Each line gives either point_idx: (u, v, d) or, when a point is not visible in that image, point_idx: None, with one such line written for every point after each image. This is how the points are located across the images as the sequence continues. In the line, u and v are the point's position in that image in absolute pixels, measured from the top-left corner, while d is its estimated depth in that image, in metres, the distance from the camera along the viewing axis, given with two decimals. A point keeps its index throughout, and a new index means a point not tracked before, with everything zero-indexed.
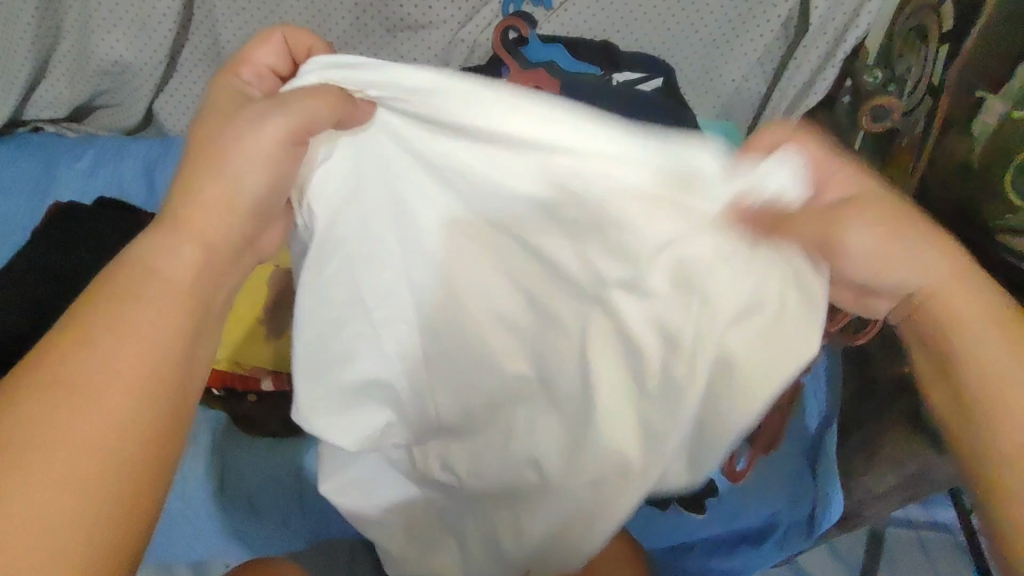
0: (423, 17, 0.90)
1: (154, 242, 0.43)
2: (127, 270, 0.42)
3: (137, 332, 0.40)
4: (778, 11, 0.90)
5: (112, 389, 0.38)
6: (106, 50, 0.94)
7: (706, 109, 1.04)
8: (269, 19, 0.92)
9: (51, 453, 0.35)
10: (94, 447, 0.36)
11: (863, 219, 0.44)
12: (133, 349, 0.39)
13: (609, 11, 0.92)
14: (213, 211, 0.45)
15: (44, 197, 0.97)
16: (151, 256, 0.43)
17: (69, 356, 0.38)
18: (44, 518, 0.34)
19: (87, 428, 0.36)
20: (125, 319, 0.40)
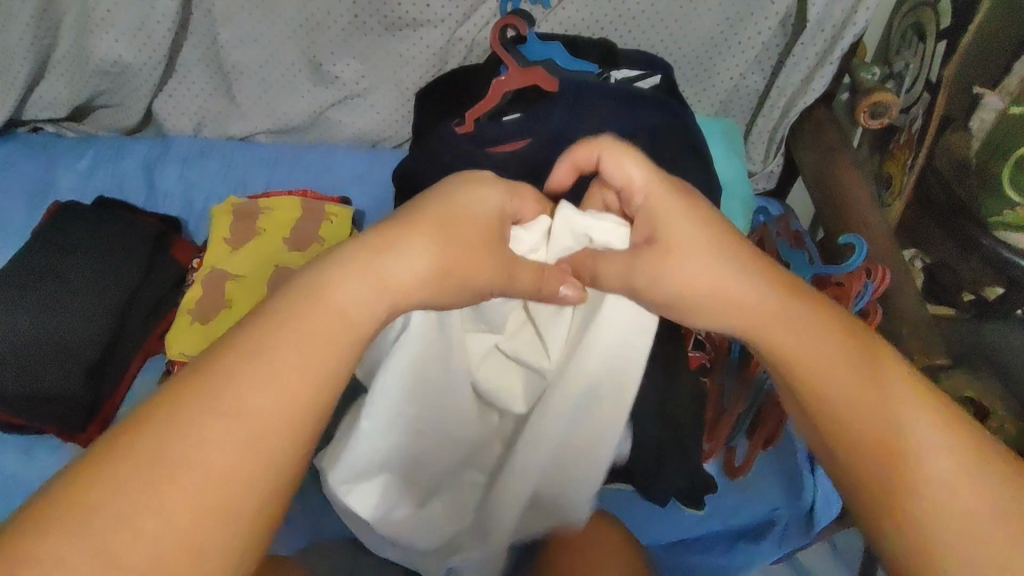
0: (421, 16, 0.90)
1: (295, 299, 0.42)
2: (292, 306, 0.42)
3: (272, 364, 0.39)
4: (776, 8, 0.90)
5: (218, 450, 0.37)
6: (105, 50, 0.94)
7: (704, 107, 1.04)
8: (267, 18, 0.92)
9: (186, 480, 0.36)
10: (209, 497, 0.36)
11: (729, 269, 0.49)
12: (242, 423, 0.37)
13: (607, 8, 0.92)
14: (366, 280, 0.43)
15: (44, 197, 0.97)
16: (299, 301, 0.42)
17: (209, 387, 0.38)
18: (158, 560, 0.34)
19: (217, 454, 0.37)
20: (259, 372, 0.39)
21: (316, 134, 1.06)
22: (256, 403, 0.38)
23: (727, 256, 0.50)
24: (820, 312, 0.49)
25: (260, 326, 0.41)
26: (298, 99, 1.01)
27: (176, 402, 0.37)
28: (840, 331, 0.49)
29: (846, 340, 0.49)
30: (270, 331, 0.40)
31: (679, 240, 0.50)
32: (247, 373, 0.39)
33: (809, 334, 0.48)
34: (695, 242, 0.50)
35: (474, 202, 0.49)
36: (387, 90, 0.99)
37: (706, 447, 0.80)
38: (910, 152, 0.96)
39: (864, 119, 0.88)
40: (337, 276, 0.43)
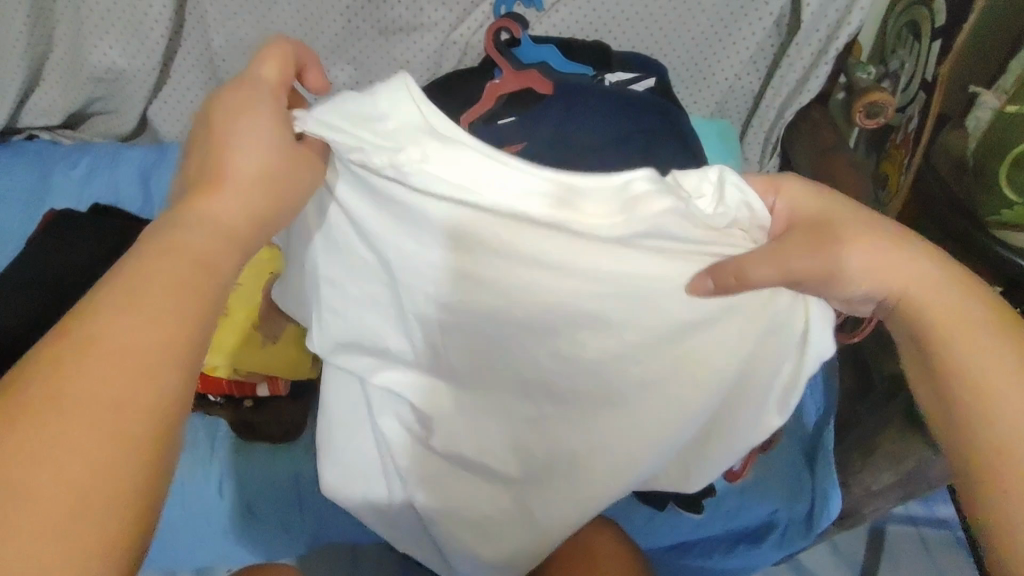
0: (414, 20, 0.90)
1: (140, 266, 0.40)
2: (151, 256, 0.40)
3: (173, 310, 0.39)
4: (769, 8, 0.90)
5: (104, 402, 0.35)
6: (99, 58, 0.94)
7: (699, 108, 1.04)
8: (260, 24, 0.92)
9: (88, 424, 0.34)
10: (92, 449, 0.34)
11: (810, 261, 0.47)
12: (114, 363, 0.36)
13: (601, 10, 0.92)
14: (240, 207, 0.45)
15: (39, 205, 0.97)
16: (148, 265, 0.40)
17: (105, 324, 0.37)
18: (49, 523, 0.32)
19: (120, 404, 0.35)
20: (155, 313, 0.38)
21: None
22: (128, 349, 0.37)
23: (802, 255, 0.47)
24: (867, 244, 0.48)
25: (107, 298, 0.38)
26: None
27: (47, 373, 0.35)
28: (876, 251, 0.48)
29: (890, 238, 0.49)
30: (130, 282, 0.39)
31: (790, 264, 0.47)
32: (126, 327, 0.37)
33: (884, 257, 0.48)
34: (777, 253, 0.47)
35: (262, 129, 0.46)
36: None
37: None
38: (905, 153, 0.94)
39: (860, 119, 0.87)
40: (198, 208, 0.43)
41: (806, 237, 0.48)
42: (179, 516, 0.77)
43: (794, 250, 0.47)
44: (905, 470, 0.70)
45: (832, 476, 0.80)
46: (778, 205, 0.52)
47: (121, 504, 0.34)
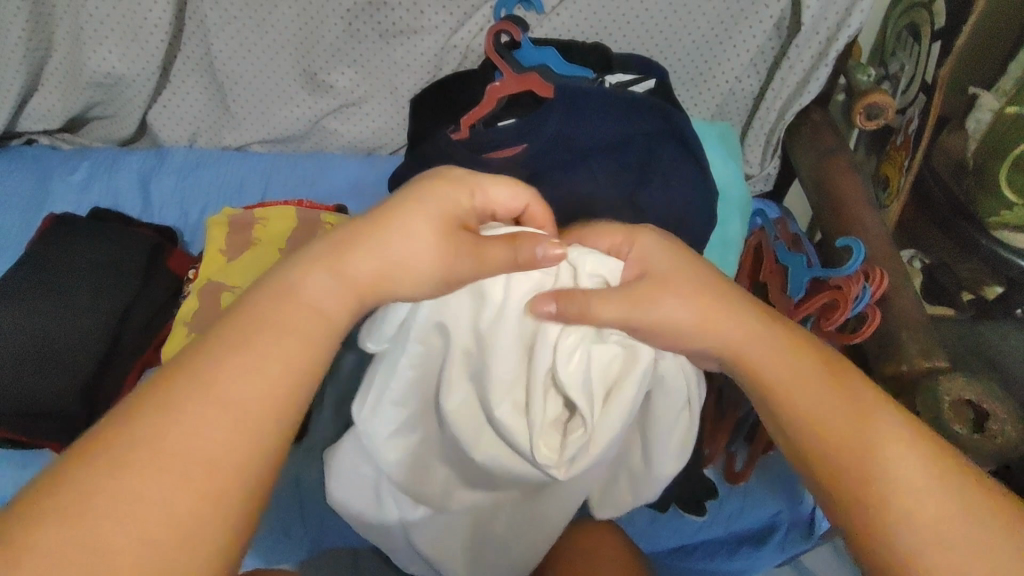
0: (415, 23, 0.90)
1: (258, 318, 0.40)
2: (274, 301, 0.41)
3: (275, 361, 0.38)
4: (770, 11, 0.90)
5: (219, 440, 0.35)
6: (98, 62, 0.94)
7: (700, 111, 1.04)
8: (260, 28, 0.92)
9: (190, 468, 0.34)
10: (199, 482, 0.34)
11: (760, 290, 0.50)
12: (229, 407, 0.36)
13: (601, 13, 0.92)
14: (372, 264, 0.43)
15: (39, 210, 0.97)
16: (269, 312, 0.40)
17: (215, 368, 0.37)
18: (139, 563, 0.31)
19: (215, 450, 0.35)
20: (256, 363, 0.38)
21: (311, 143, 1.06)
22: (246, 395, 0.37)
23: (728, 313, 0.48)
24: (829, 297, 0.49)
25: (224, 341, 0.38)
26: (293, 108, 1.01)
27: (155, 411, 0.35)
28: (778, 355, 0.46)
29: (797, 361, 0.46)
30: (247, 326, 0.39)
31: (664, 304, 0.48)
32: (242, 366, 0.38)
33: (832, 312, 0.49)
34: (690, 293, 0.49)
35: (410, 230, 0.44)
36: (382, 99, 0.99)
37: (706, 453, 0.81)
38: (905, 154, 0.94)
39: (860, 121, 0.87)
40: (334, 270, 0.42)
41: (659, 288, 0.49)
42: None
43: (682, 291, 0.49)
44: None
45: None
46: None
47: (207, 551, 0.33)
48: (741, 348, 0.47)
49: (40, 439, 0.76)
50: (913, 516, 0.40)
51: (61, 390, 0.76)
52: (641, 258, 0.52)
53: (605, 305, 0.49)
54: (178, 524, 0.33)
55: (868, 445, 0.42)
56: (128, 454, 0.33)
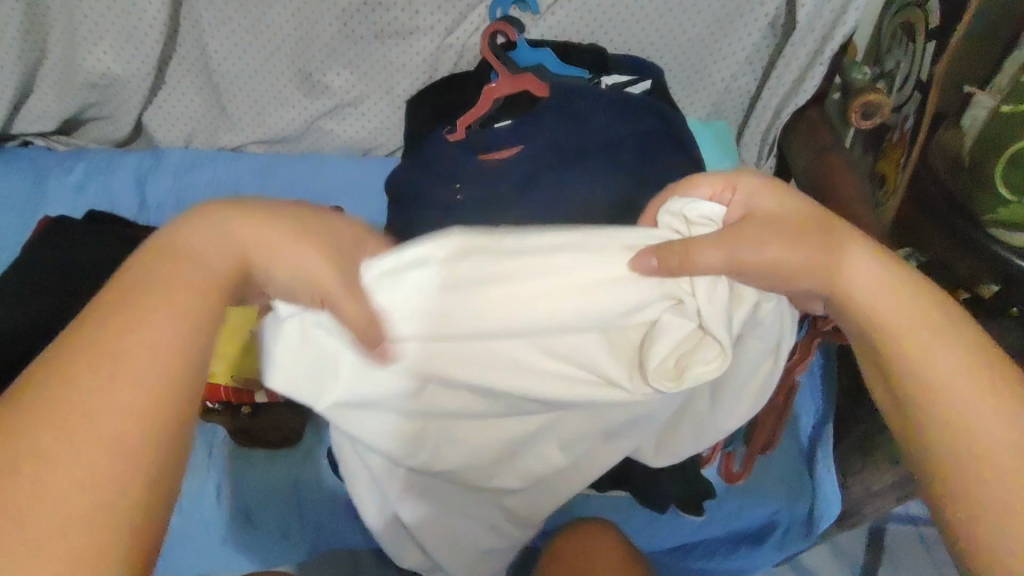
0: (410, 23, 0.90)
1: (147, 266, 0.42)
2: (148, 253, 0.43)
3: (168, 328, 0.40)
4: (765, 9, 0.90)
5: (127, 376, 0.37)
6: (93, 63, 0.94)
7: (696, 109, 1.04)
8: (255, 30, 0.92)
9: (84, 439, 0.35)
10: (130, 413, 0.37)
11: (805, 254, 0.49)
12: (140, 344, 0.39)
13: (597, 12, 0.92)
14: (249, 239, 0.45)
15: (34, 212, 0.97)
16: (155, 260, 0.42)
17: (100, 340, 0.38)
18: (56, 532, 0.33)
19: (110, 422, 0.36)
20: (152, 335, 0.39)
21: (307, 143, 1.06)
22: (148, 335, 0.39)
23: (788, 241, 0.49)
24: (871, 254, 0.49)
25: (128, 288, 0.40)
26: (289, 108, 1.01)
27: (32, 391, 0.36)
28: (863, 264, 0.49)
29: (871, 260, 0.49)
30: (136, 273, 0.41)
31: (757, 246, 0.48)
32: (146, 314, 0.40)
33: (869, 273, 0.49)
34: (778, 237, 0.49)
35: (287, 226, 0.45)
36: (378, 99, 0.99)
37: (706, 453, 0.79)
38: (902, 152, 0.94)
39: (856, 119, 0.87)
40: (180, 244, 0.43)
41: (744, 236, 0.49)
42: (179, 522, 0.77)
43: (777, 228, 0.49)
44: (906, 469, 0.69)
45: (832, 476, 0.80)
46: (735, 197, 0.53)
47: (124, 523, 0.35)
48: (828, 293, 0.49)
49: None
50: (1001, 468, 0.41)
51: None
52: (746, 199, 0.52)
53: (706, 247, 0.48)
54: (115, 454, 0.36)
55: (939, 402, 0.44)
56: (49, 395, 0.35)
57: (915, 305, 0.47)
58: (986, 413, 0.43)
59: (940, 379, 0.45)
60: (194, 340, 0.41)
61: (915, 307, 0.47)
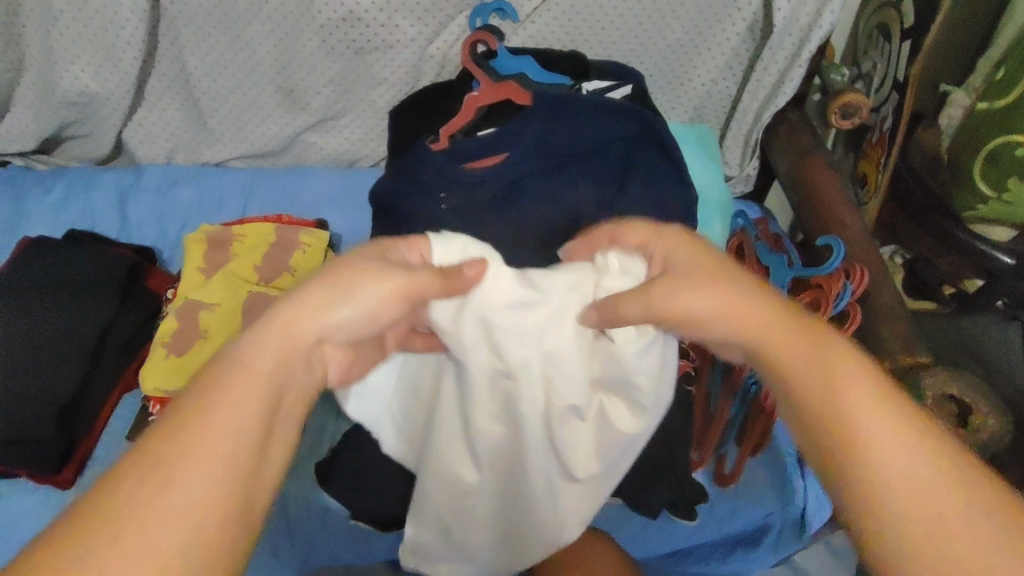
0: (391, 36, 0.90)
1: (299, 297, 0.44)
2: (201, 393, 0.40)
3: (225, 434, 0.39)
4: (743, 14, 0.91)
5: (240, 412, 0.40)
6: (71, 81, 0.92)
7: (678, 114, 1.05)
8: (235, 45, 0.92)
9: (159, 526, 0.35)
10: (225, 455, 0.38)
11: (734, 293, 0.47)
12: (243, 374, 0.41)
13: (576, 20, 0.92)
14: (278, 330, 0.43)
15: (15, 231, 0.96)
16: (341, 277, 0.45)
17: (170, 453, 0.37)
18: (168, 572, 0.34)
19: (201, 501, 0.37)
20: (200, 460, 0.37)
21: (290, 157, 1.06)
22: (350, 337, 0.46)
23: (705, 260, 0.49)
24: (701, 285, 0.47)
25: (288, 309, 0.44)
26: (271, 124, 1.00)
27: (120, 483, 0.36)
28: (781, 331, 0.46)
29: (791, 322, 0.47)
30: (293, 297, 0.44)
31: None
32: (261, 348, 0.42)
33: (715, 301, 0.47)
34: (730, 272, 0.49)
35: (327, 298, 0.45)
36: (361, 111, 0.99)
37: (696, 457, 0.81)
38: (882, 152, 0.94)
39: (835, 120, 0.88)
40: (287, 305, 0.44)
41: (679, 267, 0.50)
42: None
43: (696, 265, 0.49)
44: None
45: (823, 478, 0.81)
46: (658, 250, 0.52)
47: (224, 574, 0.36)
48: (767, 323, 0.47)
49: (18, 468, 0.74)
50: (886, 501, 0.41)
51: (37, 416, 0.75)
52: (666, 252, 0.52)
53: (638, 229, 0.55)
54: (203, 504, 0.37)
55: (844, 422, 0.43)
56: (174, 431, 0.38)
57: (842, 361, 0.45)
58: (903, 444, 0.42)
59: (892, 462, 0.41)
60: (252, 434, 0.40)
61: (803, 345, 0.46)
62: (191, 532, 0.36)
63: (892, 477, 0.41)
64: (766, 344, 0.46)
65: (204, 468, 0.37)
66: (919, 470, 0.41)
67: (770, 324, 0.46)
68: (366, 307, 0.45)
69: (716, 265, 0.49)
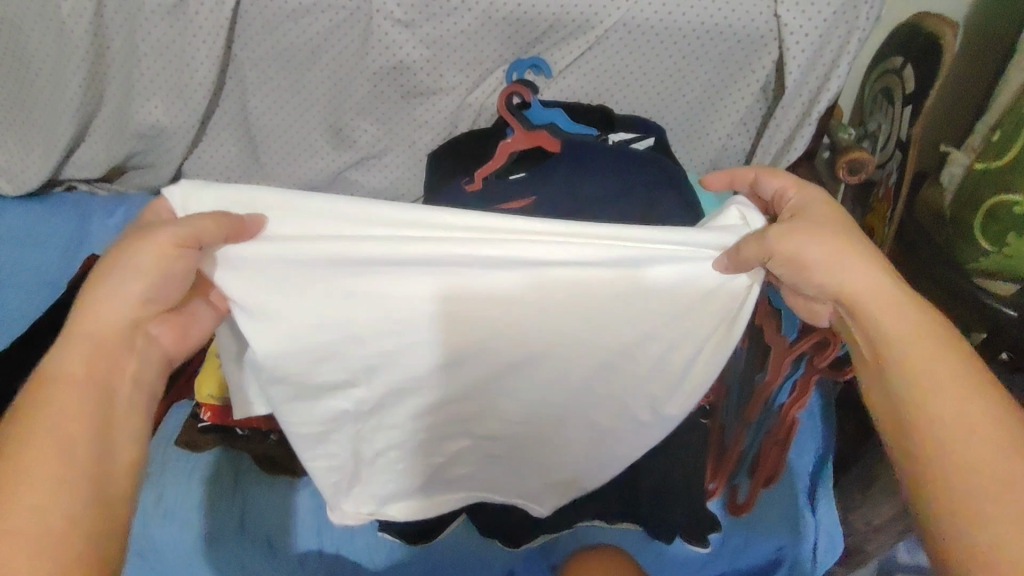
0: (435, 84, 0.99)
1: (89, 302, 0.50)
2: (37, 393, 0.46)
3: (70, 414, 0.46)
4: (757, 76, 0.99)
5: (73, 402, 0.47)
6: (144, 115, 1.02)
7: (695, 165, 1.12)
8: (293, 88, 1.01)
9: (32, 493, 0.43)
10: (67, 437, 0.45)
11: (826, 243, 0.51)
12: (69, 375, 0.48)
13: (604, 77, 1.01)
14: (122, 299, 0.50)
15: (78, 251, 1.04)
16: (113, 273, 0.50)
17: (23, 446, 0.44)
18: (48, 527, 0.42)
19: (55, 474, 0.44)
20: (47, 443, 0.45)
21: (333, 192, 1.14)
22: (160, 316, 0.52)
23: (833, 227, 0.52)
24: (816, 232, 0.51)
25: (87, 308, 0.50)
26: (319, 160, 1.09)
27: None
28: (886, 298, 0.50)
29: (907, 309, 0.50)
30: (82, 305, 0.50)
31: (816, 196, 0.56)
32: (64, 357, 0.48)
33: (840, 261, 0.51)
34: (842, 240, 0.51)
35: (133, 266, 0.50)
36: (401, 151, 1.07)
37: (711, 487, 0.84)
38: (888, 206, 1.00)
39: (844, 174, 0.94)
40: (87, 296, 0.50)
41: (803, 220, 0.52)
42: (188, 542, 0.80)
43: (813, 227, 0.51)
44: (901, 502, 0.72)
45: (833, 515, 0.85)
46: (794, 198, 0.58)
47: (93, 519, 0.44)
48: (835, 271, 0.51)
49: None
50: (955, 473, 0.45)
51: None
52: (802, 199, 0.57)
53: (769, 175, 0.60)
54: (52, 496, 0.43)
55: (913, 402, 0.48)
56: (13, 437, 0.44)
57: (926, 339, 0.49)
58: (960, 411, 0.46)
59: (952, 436, 0.46)
60: (93, 418, 0.47)
61: (896, 312, 0.50)
62: (47, 503, 0.43)
63: (963, 447, 0.45)
64: (852, 298, 0.51)
65: (49, 451, 0.44)
66: (993, 436, 0.45)
67: (873, 289, 0.50)
68: (147, 275, 0.50)
69: (823, 218, 0.53)
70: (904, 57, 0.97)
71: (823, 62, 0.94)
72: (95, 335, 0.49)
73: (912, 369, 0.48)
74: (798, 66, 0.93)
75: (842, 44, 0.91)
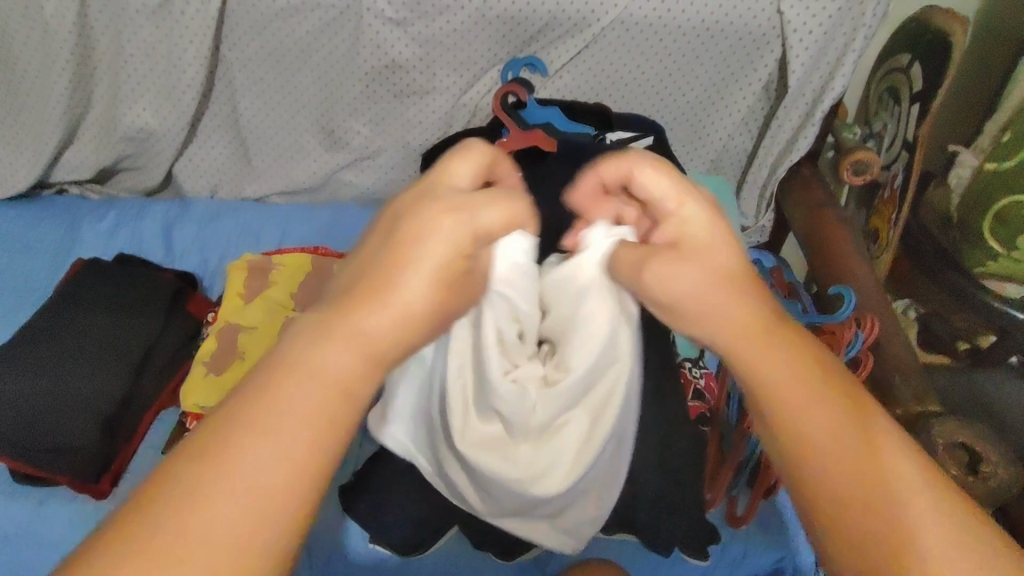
0: (427, 84, 0.96)
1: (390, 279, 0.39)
2: (283, 383, 0.36)
3: (294, 444, 0.35)
4: (759, 75, 0.96)
5: (311, 426, 0.35)
6: (132, 118, 1.00)
7: (696, 165, 1.09)
8: (284, 88, 0.98)
9: (214, 535, 0.32)
10: (289, 474, 0.34)
11: (700, 275, 0.43)
12: (317, 382, 0.36)
13: (602, 77, 0.98)
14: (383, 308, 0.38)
15: (66, 256, 1.03)
16: (411, 251, 0.39)
17: (235, 458, 0.34)
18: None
19: (259, 518, 0.33)
20: (263, 467, 0.34)
21: (326, 194, 1.12)
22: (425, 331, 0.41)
23: (726, 262, 0.43)
24: (685, 262, 0.43)
25: (368, 291, 0.39)
26: (311, 162, 1.07)
27: (192, 478, 0.33)
28: (796, 359, 0.41)
29: (813, 364, 0.41)
30: (381, 274, 0.39)
31: (691, 220, 0.44)
32: (382, 324, 0.38)
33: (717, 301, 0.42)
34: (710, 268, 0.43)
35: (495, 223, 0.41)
36: (393, 153, 1.05)
37: (710, 497, 0.82)
38: (893, 209, 0.97)
39: (848, 176, 0.92)
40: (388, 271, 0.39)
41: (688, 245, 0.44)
42: None
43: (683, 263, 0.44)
44: None
45: None
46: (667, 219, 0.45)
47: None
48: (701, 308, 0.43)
49: (59, 476, 0.77)
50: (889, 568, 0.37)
51: (81, 427, 0.79)
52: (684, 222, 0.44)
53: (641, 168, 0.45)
54: (261, 515, 0.33)
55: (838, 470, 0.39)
56: (220, 440, 0.34)
57: (835, 402, 0.40)
58: (883, 492, 0.38)
59: (885, 521, 0.38)
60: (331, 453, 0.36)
61: (796, 369, 0.40)
62: (223, 557, 0.32)
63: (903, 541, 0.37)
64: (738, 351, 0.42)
65: (257, 482, 0.33)
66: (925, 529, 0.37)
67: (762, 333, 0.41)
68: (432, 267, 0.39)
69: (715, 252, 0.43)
70: (911, 55, 0.94)
71: (827, 60, 0.91)
72: (372, 345, 0.38)
73: (823, 433, 0.39)
74: (801, 64, 0.90)
75: (847, 41, 0.88)
